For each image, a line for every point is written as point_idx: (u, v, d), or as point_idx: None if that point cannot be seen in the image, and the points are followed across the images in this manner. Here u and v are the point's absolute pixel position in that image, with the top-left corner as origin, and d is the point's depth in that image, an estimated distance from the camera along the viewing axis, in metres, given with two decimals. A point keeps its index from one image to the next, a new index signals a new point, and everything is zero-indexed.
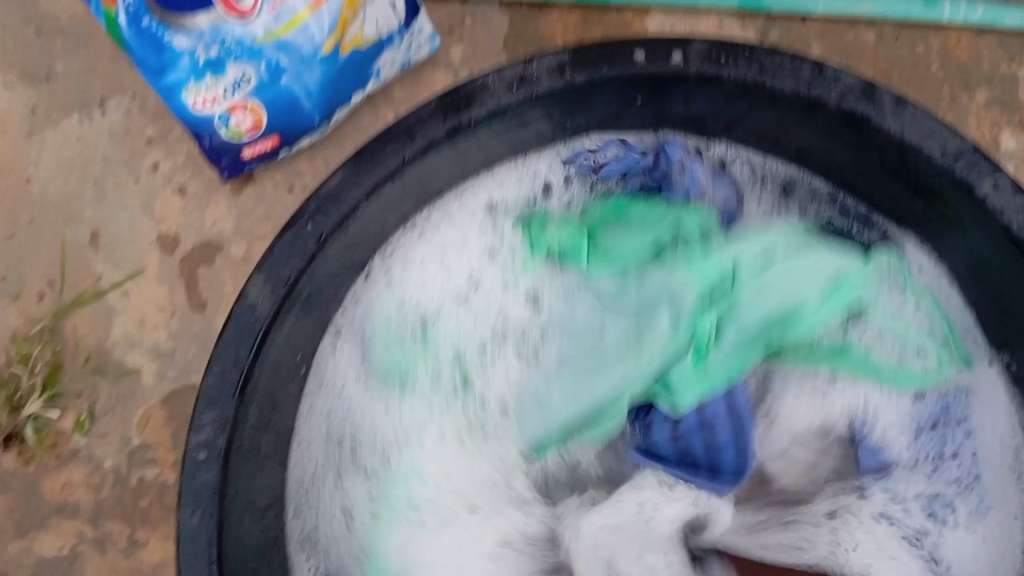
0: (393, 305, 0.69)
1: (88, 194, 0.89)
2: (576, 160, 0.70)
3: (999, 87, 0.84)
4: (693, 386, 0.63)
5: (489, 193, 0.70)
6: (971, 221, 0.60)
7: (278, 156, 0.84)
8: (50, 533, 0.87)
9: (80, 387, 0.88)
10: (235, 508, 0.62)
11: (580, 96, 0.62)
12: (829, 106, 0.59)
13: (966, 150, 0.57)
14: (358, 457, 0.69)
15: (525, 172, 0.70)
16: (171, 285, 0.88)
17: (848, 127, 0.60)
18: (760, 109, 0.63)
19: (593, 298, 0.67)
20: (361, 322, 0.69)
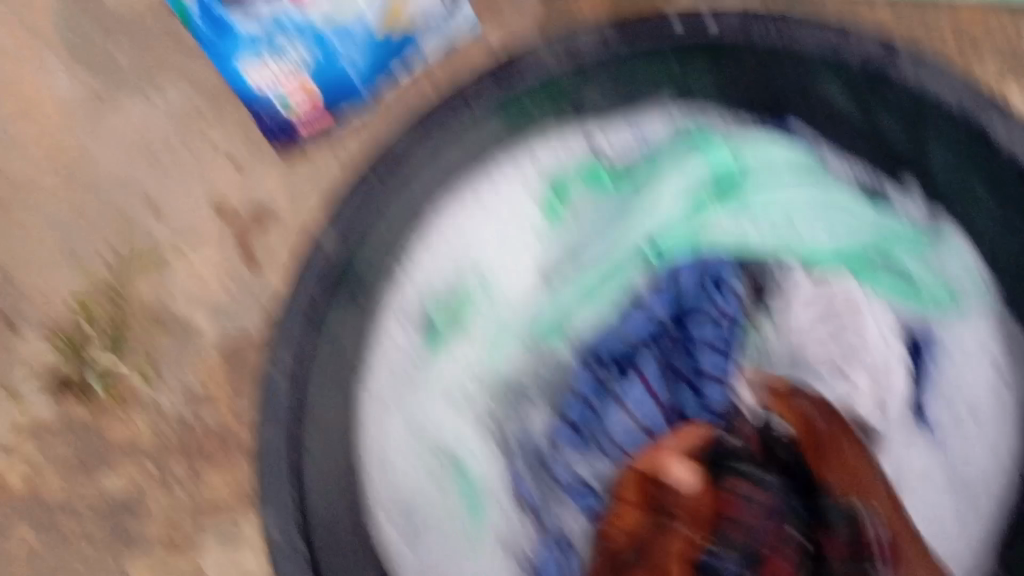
0: (453, 242, 0.85)
1: (150, 170, 0.96)
2: (617, 135, 0.86)
3: (1005, 50, 0.87)
4: (676, 245, 0.86)
5: (535, 155, 0.85)
6: (950, 149, 0.70)
7: (332, 134, 0.93)
8: (119, 475, 0.97)
9: (143, 342, 0.96)
10: (311, 432, 0.79)
11: (593, 59, 0.76)
12: (808, 67, 0.73)
13: (918, 89, 0.72)
14: (410, 380, 0.85)
15: (575, 139, 0.85)
16: (229, 253, 0.95)
17: (829, 76, 0.73)
18: (766, 61, 0.77)
19: (609, 222, 0.87)
20: (425, 266, 0.84)
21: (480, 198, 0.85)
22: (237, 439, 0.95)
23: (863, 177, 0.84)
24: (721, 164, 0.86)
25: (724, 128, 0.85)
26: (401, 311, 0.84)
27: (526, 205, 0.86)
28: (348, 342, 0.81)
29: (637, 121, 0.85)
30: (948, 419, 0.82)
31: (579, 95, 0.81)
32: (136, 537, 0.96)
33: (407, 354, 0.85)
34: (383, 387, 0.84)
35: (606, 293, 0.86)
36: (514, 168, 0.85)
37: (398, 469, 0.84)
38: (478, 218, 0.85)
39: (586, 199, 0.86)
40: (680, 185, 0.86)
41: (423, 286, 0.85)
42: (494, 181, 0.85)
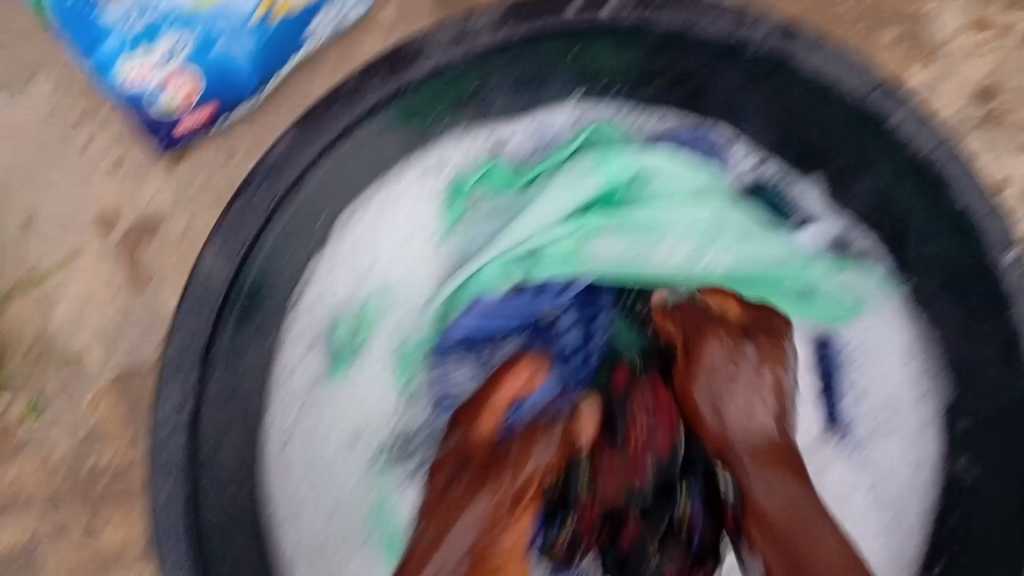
0: (346, 257, 0.75)
1: (21, 177, 0.88)
2: (520, 129, 0.77)
3: (906, 24, 0.85)
4: (562, 265, 0.78)
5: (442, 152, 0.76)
6: (875, 146, 0.65)
7: (210, 129, 0.85)
8: (8, 521, 0.87)
9: (29, 371, 0.87)
10: (207, 474, 0.64)
11: (509, 56, 0.65)
12: (750, 48, 0.63)
13: (878, 86, 0.62)
14: (311, 411, 0.75)
15: (481, 135, 0.76)
16: (112, 265, 0.88)
17: (771, 68, 0.64)
18: (694, 55, 0.67)
19: (500, 220, 0.78)
20: (322, 286, 0.75)
21: (382, 202, 0.76)
22: (136, 477, 0.87)
23: (771, 170, 0.77)
24: (615, 178, 0.78)
25: (634, 122, 0.77)
26: (301, 337, 0.74)
27: (426, 209, 0.77)
28: (239, 368, 0.68)
29: (541, 112, 0.76)
30: (871, 425, 0.75)
31: (487, 86, 0.69)
32: None
33: (305, 383, 0.75)
34: (289, 417, 0.74)
35: (478, 283, 0.78)
36: (418, 166, 0.75)
37: (309, 509, 0.74)
38: (371, 230, 0.76)
39: (483, 199, 0.78)
40: (579, 177, 0.77)
41: (326, 304, 0.75)
42: (396, 181, 0.75)
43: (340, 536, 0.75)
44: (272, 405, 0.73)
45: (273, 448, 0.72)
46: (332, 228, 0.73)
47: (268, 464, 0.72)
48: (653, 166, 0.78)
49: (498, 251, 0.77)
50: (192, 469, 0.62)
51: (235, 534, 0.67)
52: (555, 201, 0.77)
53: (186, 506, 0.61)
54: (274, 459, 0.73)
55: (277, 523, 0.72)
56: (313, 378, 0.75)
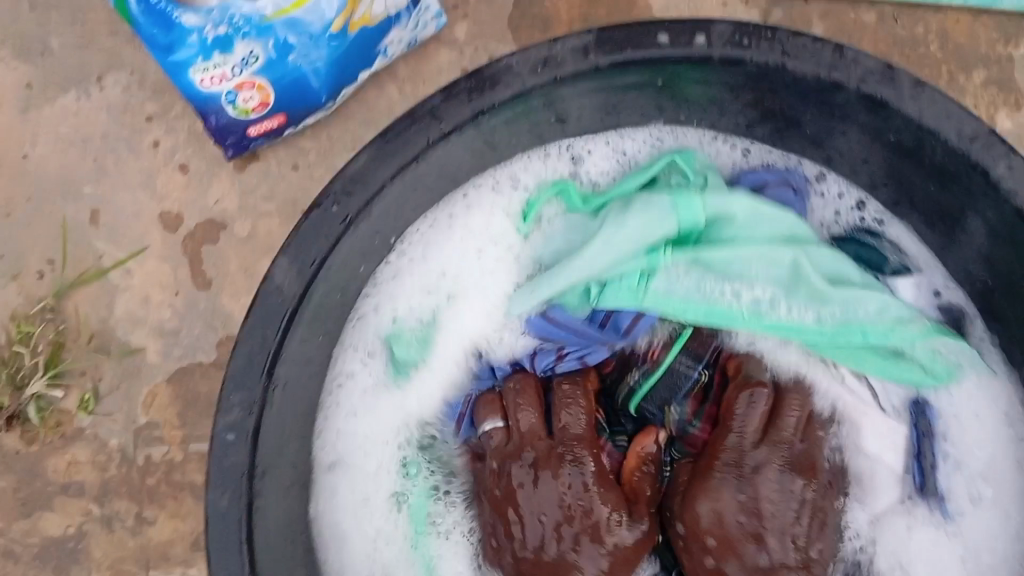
0: (407, 275, 0.74)
1: (89, 171, 0.89)
2: (597, 148, 0.75)
3: (994, 67, 0.83)
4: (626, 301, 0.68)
5: (514, 169, 0.74)
6: (987, 197, 0.61)
7: (285, 134, 0.85)
8: (55, 512, 0.87)
9: (83, 366, 0.87)
10: (264, 490, 0.63)
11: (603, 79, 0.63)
12: (849, 89, 0.60)
13: (983, 132, 0.59)
14: (361, 429, 0.74)
15: (556, 154, 0.74)
16: (175, 263, 0.87)
17: (861, 109, 0.61)
18: (785, 92, 0.64)
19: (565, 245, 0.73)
20: (380, 301, 0.74)
21: (451, 215, 0.73)
22: (185, 478, 0.86)
23: (871, 212, 0.74)
24: (686, 217, 0.68)
25: (716, 150, 0.75)
26: (357, 350, 0.73)
27: (498, 223, 0.75)
28: (300, 383, 0.66)
29: (619, 132, 0.74)
30: (968, 496, 0.70)
31: (567, 115, 0.68)
32: None
33: (358, 398, 0.74)
34: (338, 434, 0.73)
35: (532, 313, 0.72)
36: (489, 182, 0.74)
37: (350, 530, 0.73)
38: (434, 246, 0.74)
39: (556, 215, 0.75)
40: (650, 212, 0.68)
41: (386, 318, 0.74)
42: (468, 195, 0.73)
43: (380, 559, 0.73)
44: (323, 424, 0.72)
45: (319, 470, 0.72)
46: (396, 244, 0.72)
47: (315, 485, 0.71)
48: (730, 207, 0.68)
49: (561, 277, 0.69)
50: (250, 486, 0.61)
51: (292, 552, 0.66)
52: (623, 241, 0.67)
53: (241, 525, 0.60)
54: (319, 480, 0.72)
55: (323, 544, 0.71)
56: (371, 383, 0.74)
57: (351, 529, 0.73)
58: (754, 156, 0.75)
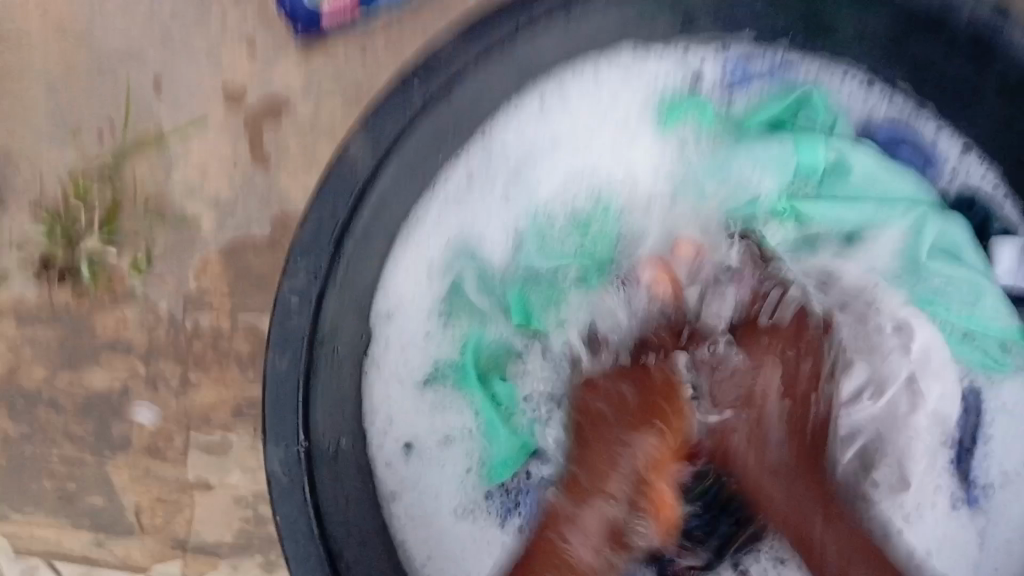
0: (506, 158, 0.75)
1: (155, 36, 0.89)
2: (717, 60, 0.74)
3: None
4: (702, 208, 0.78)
5: (623, 60, 0.72)
6: None
7: (353, 16, 0.84)
8: (101, 367, 0.89)
9: (137, 229, 0.88)
10: (322, 357, 0.67)
11: None
12: (957, 20, 0.60)
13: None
14: (438, 294, 0.76)
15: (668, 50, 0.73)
16: (235, 136, 0.88)
17: (964, 45, 0.62)
18: (880, 16, 0.64)
19: (686, 160, 0.78)
20: (471, 170, 0.74)
21: (543, 99, 0.73)
22: (231, 346, 0.88)
23: (982, 180, 0.71)
24: (814, 163, 0.74)
25: (845, 87, 0.73)
26: (443, 214, 0.75)
27: (625, 109, 0.76)
28: (367, 255, 0.69)
29: (734, 47, 0.73)
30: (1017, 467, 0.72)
31: (652, 18, 0.68)
32: (115, 435, 0.89)
33: (451, 258, 0.76)
34: (423, 287, 0.76)
35: (607, 226, 0.79)
36: (601, 64, 0.72)
37: (400, 394, 0.75)
38: (531, 129, 0.74)
39: (691, 131, 0.77)
40: (773, 162, 0.75)
41: (483, 193, 0.76)
42: (561, 77, 0.72)
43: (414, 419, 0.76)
44: (395, 284, 0.74)
45: (379, 322, 0.73)
46: (484, 124, 0.72)
47: (377, 335, 0.73)
48: (856, 167, 0.74)
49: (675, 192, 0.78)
50: (309, 351, 0.65)
51: (345, 423, 0.70)
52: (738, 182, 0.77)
53: (296, 389, 0.64)
54: (386, 332, 0.74)
55: (374, 403, 0.74)
56: (458, 246, 0.76)
57: (398, 394, 0.75)
58: (879, 94, 0.72)
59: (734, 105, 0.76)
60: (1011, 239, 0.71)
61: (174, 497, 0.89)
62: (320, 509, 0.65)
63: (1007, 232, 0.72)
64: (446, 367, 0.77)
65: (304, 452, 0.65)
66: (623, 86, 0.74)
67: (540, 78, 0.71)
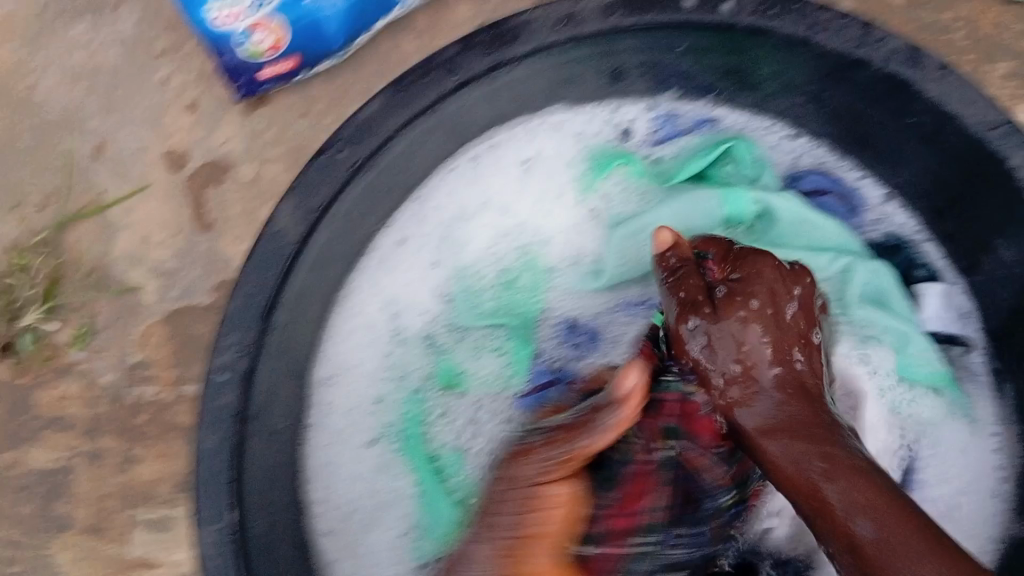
0: (438, 222, 0.73)
1: (96, 106, 0.88)
2: (646, 114, 0.74)
3: None
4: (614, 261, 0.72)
5: (560, 118, 0.73)
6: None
7: (295, 79, 0.83)
8: (41, 446, 0.86)
9: (78, 302, 0.86)
10: (258, 437, 0.64)
11: (632, 39, 0.63)
12: (873, 68, 0.60)
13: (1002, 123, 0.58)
14: (367, 360, 0.73)
15: (604, 106, 0.73)
16: (178, 203, 0.86)
17: (887, 92, 0.61)
18: (801, 66, 0.64)
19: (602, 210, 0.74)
20: (405, 235, 0.73)
21: (477, 160, 0.72)
22: (174, 418, 0.85)
23: (904, 222, 0.71)
24: (740, 210, 0.72)
25: (770, 139, 0.73)
26: (376, 280, 0.73)
27: (560, 174, 0.74)
28: (302, 328, 0.68)
29: (666, 101, 0.73)
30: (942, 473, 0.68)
31: (583, 77, 0.68)
32: (57, 516, 0.86)
33: (380, 322, 0.73)
34: (356, 352, 0.73)
35: (527, 286, 0.74)
36: (542, 122, 0.72)
37: (327, 463, 0.72)
38: (462, 192, 0.73)
39: (622, 183, 0.74)
40: (703, 212, 0.72)
41: (415, 256, 0.73)
42: (498, 137, 0.72)
43: (340, 491, 0.71)
44: (330, 355, 0.72)
45: (316, 392, 0.71)
46: (419, 185, 0.71)
47: (315, 405, 0.71)
48: (780, 211, 0.71)
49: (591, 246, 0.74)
50: (241, 427, 0.61)
51: (287, 503, 0.67)
52: (660, 237, 0.72)
53: (227, 463, 0.60)
54: (321, 403, 0.72)
55: (311, 475, 0.71)
56: (383, 308, 0.73)
57: (326, 464, 0.72)
58: (804, 144, 0.73)
59: (659, 158, 0.75)
60: (936, 284, 0.70)
61: None
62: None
63: (933, 275, 0.70)
64: (380, 435, 0.73)
65: (238, 525, 0.60)
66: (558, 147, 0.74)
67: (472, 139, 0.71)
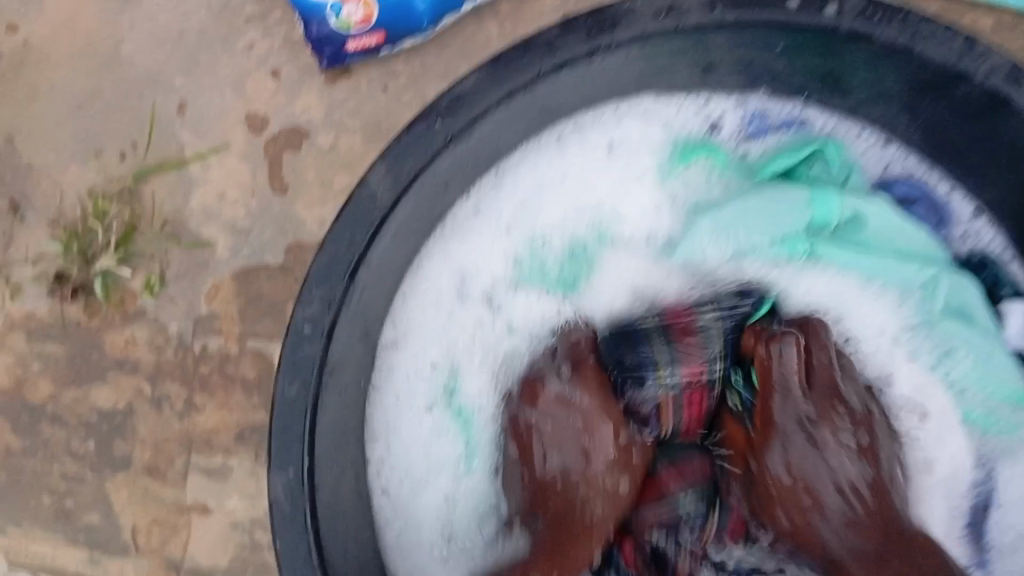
0: (516, 200, 0.78)
1: (183, 65, 0.91)
2: (735, 110, 0.77)
3: None
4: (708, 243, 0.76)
5: (646, 106, 0.76)
6: None
7: (380, 53, 0.86)
8: (108, 386, 0.90)
9: (153, 252, 0.90)
10: (330, 388, 0.68)
11: (732, 33, 0.67)
12: (973, 81, 0.63)
13: None
14: (446, 323, 0.78)
15: (691, 97, 0.76)
16: (255, 164, 0.90)
17: (977, 104, 0.65)
18: (895, 74, 0.67)
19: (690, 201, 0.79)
20: (490, 206, 0.77)
21: (562, 139, 0.76)
22: (237, 371, 0.88)
23: (993, 243, 0.75)
24: (826, 212, 0.74)
25: (859, 144, 0.77)
26: (461, 247, 0.77)
27: (642, 160, 0.78)
28: (379, 289, 0.72)
29: (757, 99, 0.76)
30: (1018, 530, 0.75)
31: (676, 68, 0.72)
32: (118, 455, 0.90)
33: (464, 287, 0.78)
34: (431, 318, 0.78)
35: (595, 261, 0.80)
36: (631, 107, 0.76)
37: (394, 422, 0.77)
38: (547, 166, 0.77)
39: (702, 174, 0.79)
40: (796, 207, 0.74)
41: (501, 228, 0.78)
42: (580, 120, 0.76)
43: (405, 448, 0.78)
44: (404, 318, 0.77)
45: (387, 351, 0.76)
46: (501, 161, 0.75)
47: (384, 363, 0.76)
48: (872, 216, 0.74)
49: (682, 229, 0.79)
50: (318, 378, 0.66)
51: (353, 453, 0.73)
52: (752, 229, 0.75)
53: (304, 418, 0.66)
54: (393, 364, 0.77)
55: (376, 435, 0.76)
56: (458, 277, 0.78)
57: (394, 422, 0.77)
58: (893, 151, 0.76)
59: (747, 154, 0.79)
60: (1019, 302, 0.74)
61: (171, 519, 0.89)
62: (322, 542, 0.66)
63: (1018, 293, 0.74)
64: (436, 402, 0.79)
65: (306, 477, 0.66)
66: (644, 132, 0.77)
67: (563, 120, 0.74)
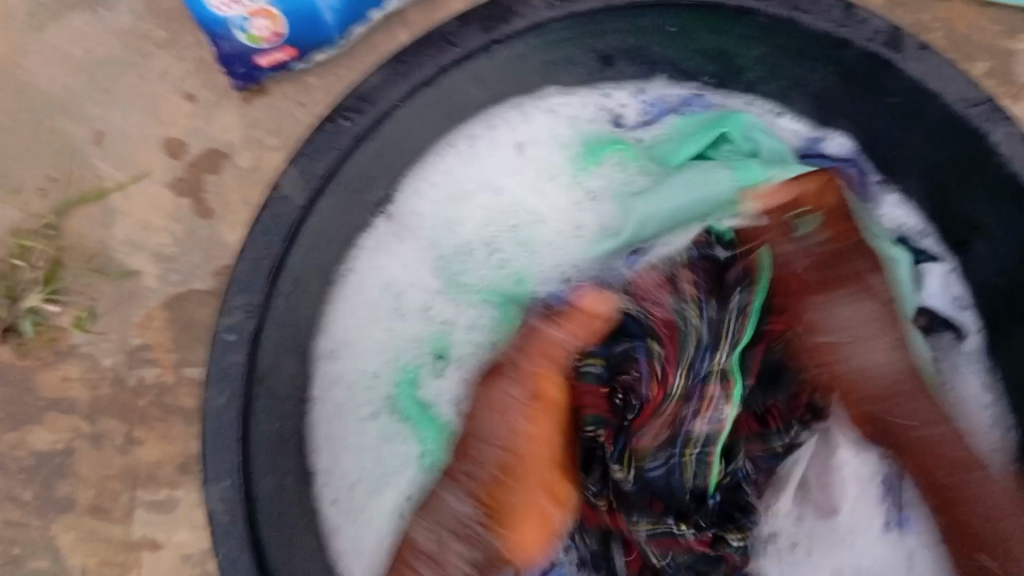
0: (434, 206, 0.78)
1: (96, 94, 0.89)
2: (633, 100, 0.79)
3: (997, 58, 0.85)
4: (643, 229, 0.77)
5: (551, 103, 0.77)
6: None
7: (292, 69, 0.86)
8: (44, 427, 0.88)
9: (80, 285, 0.88)
10: (261, 398, 0.68)
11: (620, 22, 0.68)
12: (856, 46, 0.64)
13: (983, 100, 0.62)
14: (381, 334, 0.77)
15: (588, 91, 0.78)
16: (177, 190, 0.88)
17: (868, 67, 0.65)
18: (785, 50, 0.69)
19: (613, 186, 0.79)
20: (411, 213, 0.77)
21: (472, 138, 0.76)
22: (174, 401, 0.87)
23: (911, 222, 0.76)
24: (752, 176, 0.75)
25: (759, 113, 0.78)
26: (384, 256, 0.77)
27: (553, 156, 0.78)
28: (303, 294, 0.71)
29: (656, 86, 0.78)
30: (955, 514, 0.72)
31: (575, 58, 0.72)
32: (59, 496, 0.87)
33: (395, 292, 0.78)
34: (366, 327, 0.77)
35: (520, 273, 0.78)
36: (544, 105, 0.77)
37: (335, 435, 0.76)
38: (465, 166, 0.77)
39: (614, 167, 0.79)
40: (701, 186, 0.76)
41: (422, 237, 0.78)
42: (490, 120, 0.76)
43: (349, 459, 0.76)
44: (336, 329, 0.76)
45: (322, 362, 0.76)
46: (412, 167, 0.76)
47: (319, 375, 0.75)
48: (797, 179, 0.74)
49: (610, 215, 0.78)
50: (246, 388, 0.65)
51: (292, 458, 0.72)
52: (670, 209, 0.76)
53: (235, 431, 0.65)
54: (328, 371, 0.76)
55: (317, 444, 0.75)
56: (383, 288, 0.77)
57: (334, 434, 0.76)
58: (787, 123, 0.78)
59: (646, 139, 0.80)
60: (936, 263, 0.74)
61: (120, 559, 0.86)
62: (260, 547, 0.65)
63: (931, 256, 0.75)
64: (381, 408, 0.77)
65: (241, 485, 0.64)
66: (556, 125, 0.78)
67: (468, 120, 0.75)
